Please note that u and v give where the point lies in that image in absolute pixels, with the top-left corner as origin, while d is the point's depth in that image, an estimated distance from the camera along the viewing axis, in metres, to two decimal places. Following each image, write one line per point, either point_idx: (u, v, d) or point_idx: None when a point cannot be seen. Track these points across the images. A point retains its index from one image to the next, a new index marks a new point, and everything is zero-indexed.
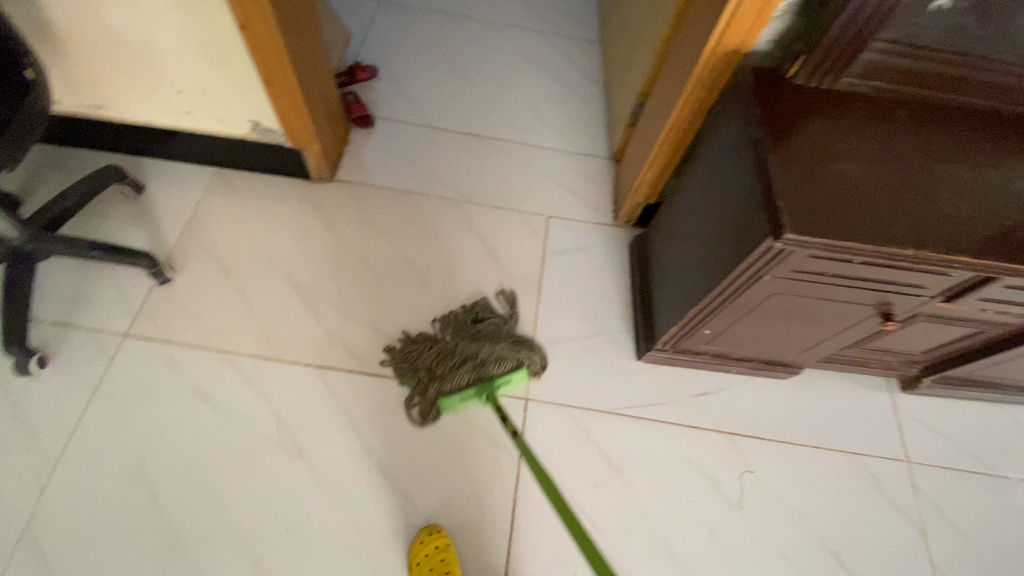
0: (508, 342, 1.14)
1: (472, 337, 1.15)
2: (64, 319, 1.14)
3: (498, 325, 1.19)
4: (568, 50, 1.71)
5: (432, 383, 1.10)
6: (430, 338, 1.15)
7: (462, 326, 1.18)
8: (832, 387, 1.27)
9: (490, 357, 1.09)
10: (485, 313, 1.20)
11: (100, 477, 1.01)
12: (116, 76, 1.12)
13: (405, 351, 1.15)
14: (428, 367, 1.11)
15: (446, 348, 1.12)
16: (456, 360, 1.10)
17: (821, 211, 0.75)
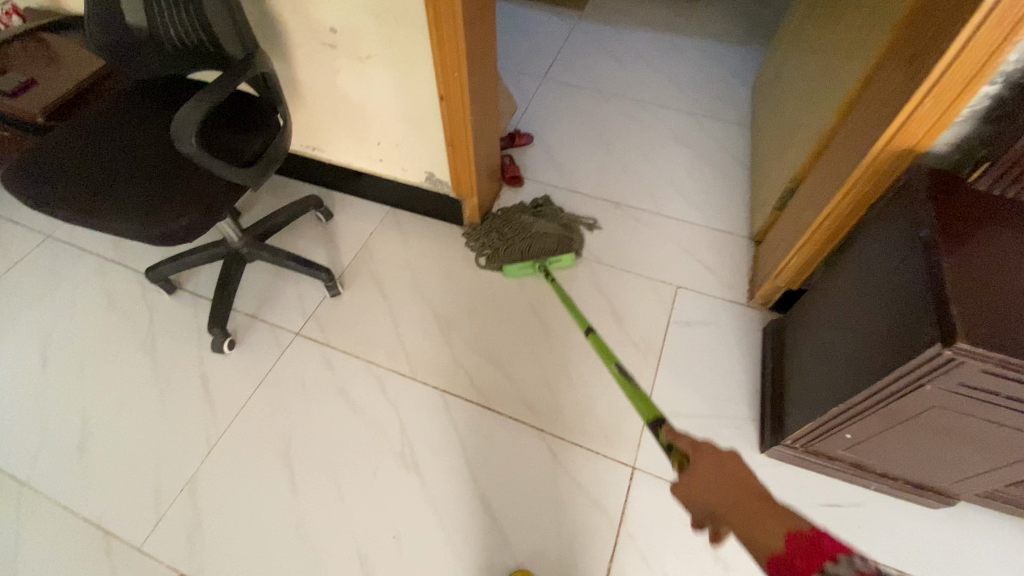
0: (557, 224, 1.48)
1: (531, 215, 1.49)
2: (255, 312, 1.37)
3: (551, 213, 1.51)
4: (715, 133, 1.76)
5: (495, 244, 1.45)
6: (501, 214, 1.50)
7: (525, 207, 1.53)
8: (999, 531, 1.08)
9: (542, 229, 1.45)
10: (542, 204, 1.53)
11: (254, 450, 1.17)
12: (335, 127, 1.39)
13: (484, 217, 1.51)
14: (495, 233, 1.47)
15: (510, 218, 1.48)
16: (514, 230, 1.46)
17: (1003, 325, 0.69)
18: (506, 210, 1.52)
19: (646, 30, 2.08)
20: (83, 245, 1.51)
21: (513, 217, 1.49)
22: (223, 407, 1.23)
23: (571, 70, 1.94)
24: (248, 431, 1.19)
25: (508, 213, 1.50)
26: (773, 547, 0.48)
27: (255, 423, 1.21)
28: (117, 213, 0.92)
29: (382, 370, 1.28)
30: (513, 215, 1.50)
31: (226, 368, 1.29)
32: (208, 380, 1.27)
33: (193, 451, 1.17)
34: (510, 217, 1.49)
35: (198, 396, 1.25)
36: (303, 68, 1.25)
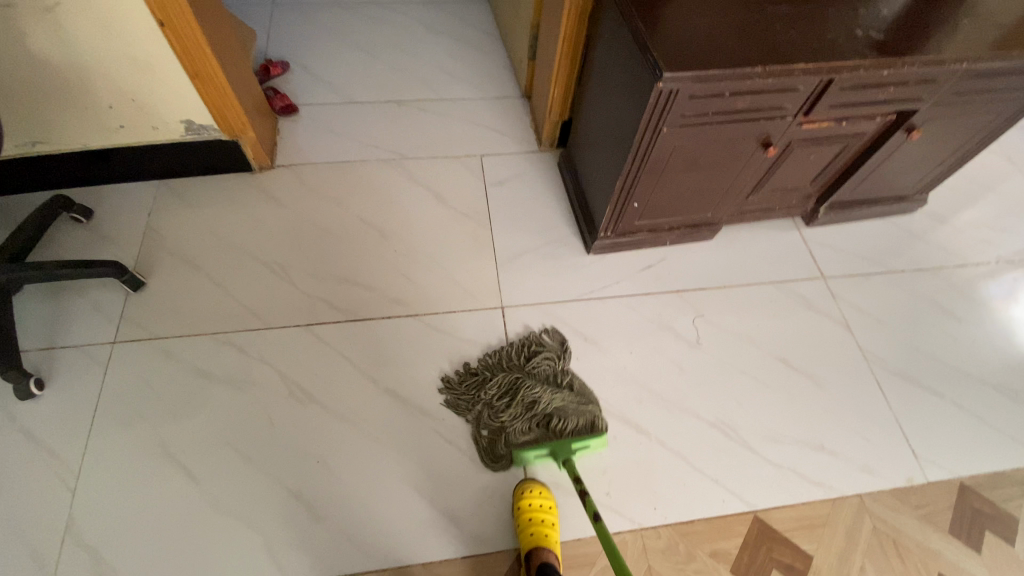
0: (565, 389, 1.16)
1: (528, 379, 1.15)
2: (49, 343, 1.17)
3: (549, 369, 1.18)
4: (459, 13, 1.86)
5: (493, 423, 1.13)
6: (491, 365, 1.18)
7: (517, 359, 1.19)
8: (752, 235, 1.48)
9: (557, 413, 1.12)
10: (537, 347, 1.21)
11: (128, 466, 1.06)
12: (42, 105, 1.17)
13: (458, 378, 1.18)
14: (487, 406, 1.14)
15: (511, 386, 1.15)
16: (521, 411, 1.12)
17: (689, 54, 0.92)
18: (492, 363, 1.19)
19: None
20: None
21: (508, 388, 1.15)
22: (65, 449, 1.07)
23: None
24: (110, 456, 1.07)
25: (499, 390, 1.14)
26: None
27: (114, 445, 1.08)
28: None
29: (234, 334, 1.21)
30: (507, 386, 1.15)
31: (43, 411, 1.10)
32: (28, 432, 1.08)
33: (53, 503, 1.02)
34: (505, 392, 1.14)
35: (24, 453, 1.06)
36: None
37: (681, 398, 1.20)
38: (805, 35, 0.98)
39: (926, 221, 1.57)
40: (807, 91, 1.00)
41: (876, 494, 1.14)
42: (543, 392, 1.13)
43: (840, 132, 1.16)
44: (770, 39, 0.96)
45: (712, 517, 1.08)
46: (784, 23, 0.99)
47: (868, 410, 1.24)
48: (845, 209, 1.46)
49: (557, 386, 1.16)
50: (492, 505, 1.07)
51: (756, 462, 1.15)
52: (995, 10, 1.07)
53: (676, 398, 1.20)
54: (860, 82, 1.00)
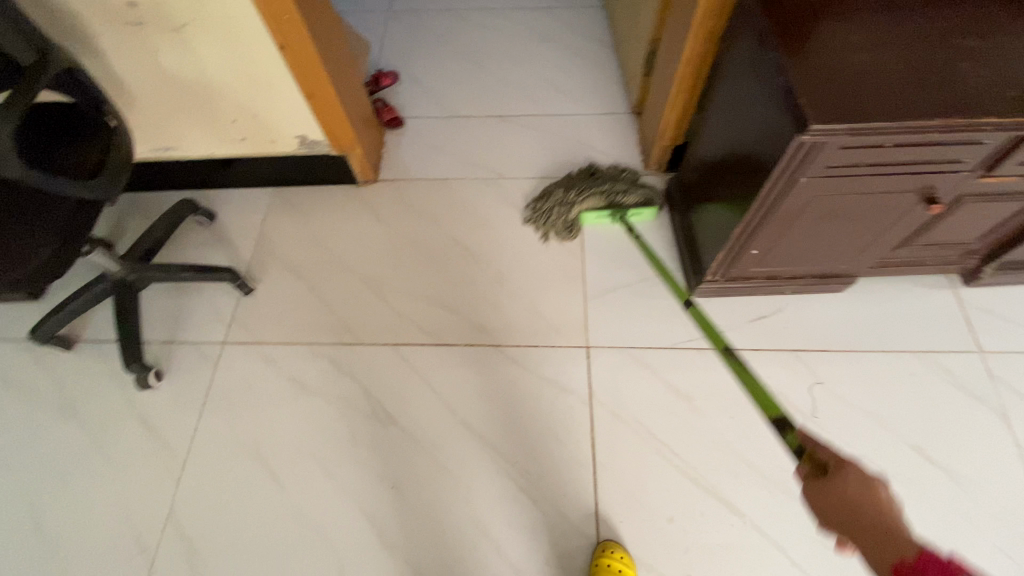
0: (625, 180, 1.38)
1: (592, 176, 1.38)
2: (170, 337, 1.29)
3: (608, 169, 1.41)
4: (572, 21, 1.77)
5: (567, 211, 1.34)
6: (562, 181, 1.38)
7: (583, 173, 1.39)
8: (891, 291, 1.27)
9: (619, 191, 1.34)
10: (593, 164, 1.43)
11: (225, 463, 1.14)
12: (179, 118, 1.27)
13: (534, 208, 1.38)
14: (561, 202, 1.34)
15: (580, 183, 1.36)
16: (589, 189, 1.34)
17: (844, 100, 0.78)
18: (563, 183, 1.39)
19: None
20: None
21: (577, 181, 1.37)
22: (175, 439, 1.17)
23: None
24: (211, 452, 1.15)
25: (566, 183, 1.37)
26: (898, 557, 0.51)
27: (215, 441, 1.16)
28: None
29: (326, 346, 1.26)
30: (574, 182, 1.37)
31: (162, 399, 1.22)
32: (147, 418, 1.20)
33: (162, 488, 1.12)
34: (573, 184, 1.37)
35: (143, 436, 1.18)
36: (115, 58, 1.11)
37: (783, 476, 1.06)
38: (1004, 77, 0.79)
39: None
40: (997, 144, 0.81)
41: None
42: (607, 182, 1.36)
43: None
44: (954, 81, 0.79)
45: None
46: (976, 61, 0.80)
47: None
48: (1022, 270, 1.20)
49: (621, 179, 1.38)
50: (558, 562, 1.02)
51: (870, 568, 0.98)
52: None
53: (777, 476, 1.06)
54: None
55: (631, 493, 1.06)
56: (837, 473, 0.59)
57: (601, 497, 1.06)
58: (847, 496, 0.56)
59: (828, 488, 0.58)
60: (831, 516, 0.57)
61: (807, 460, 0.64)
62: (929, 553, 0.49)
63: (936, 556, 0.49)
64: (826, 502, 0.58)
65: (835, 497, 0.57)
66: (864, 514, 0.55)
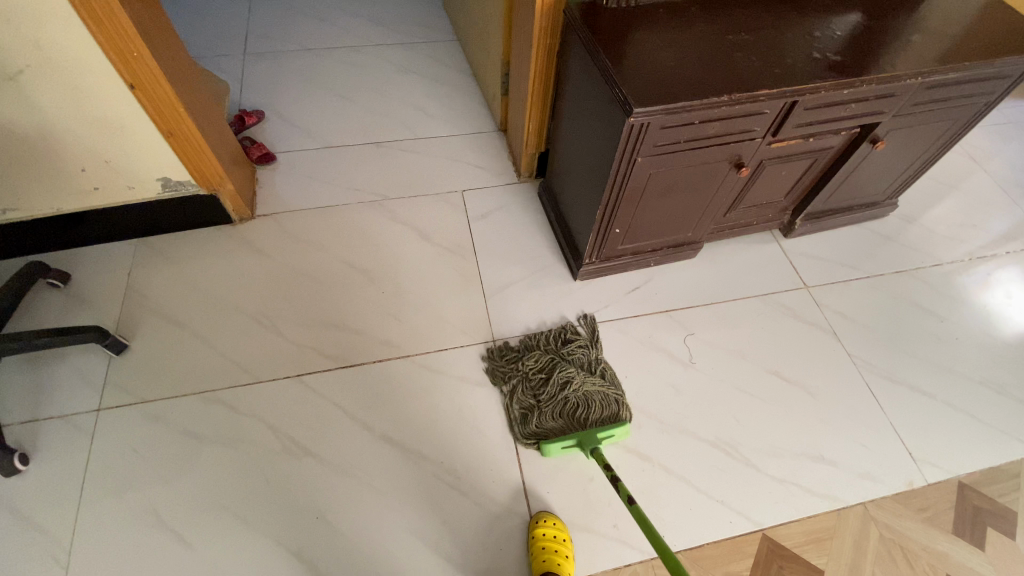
0: (597, 377, 1.21)
1: (563, 363, 1.21)
2: (33, 416, 1.13)
3: (588, 359, 1.24)
4: (430, 52, 1.89)
5: (521, 397, 1.18)
6: (531, 348, 1.24)
7: (554, 345, 1.25)
8: (733, 250, 1.51)
9: (582, 396, 1.17)
10: (574, 335, 1.28)
11: (120, 539, 1.02)
12: (12, 173, 1.15)
13: (495, 363, 1.23)
14: (520, 386, 1.19)
15: (546, 369, 1.21)
16: (553, 392, 1.17)
17: (657, 88, 0.95)
18: (533, 345, 1.25)
19: None
20: None
21: (547, 371, 1.21)
22: (52, 526, 1.03)
23: (269, 39, 1.86)
24: (100, 530, 1.03)
25: (538, 366, 1.21)
26: None
27: (104, 517, 1.04)
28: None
29: (223, 391, 1.19)
30: (545, 371, 1.21)
31: (29, 487, 1.06)
32: (10, 512, 1.04)
33: None
34: (543, 376, 1.20)
35: (8, 535, 1.02)
36: None
37: (679, 420, 1.20)
38: (766, 61, 1.02)
39: (897, 223, 1.62)
40: (772, 113, 1.04)
41: (879, 501, 1.15)
42: (574, 369, 1.20)
43: (808, 147, 1.20)
44: (731, 66, 1.00)
45: (722, 539, 1.08)
46: (744, 51, 1.03)
47: (861, 416, 1.25)
48: (821, 218, 1.50)
49: (595, 374, 1.21)
50: (498, 547, 1.05)
51: (759, 479, 1.15)
52: (940, 24, 1.12)
53: (673, 420, 1.20)
54: (822, 102, 1.04)
55: (554, 465, 1.13)
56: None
57: (527, 475, 1.12)
58: None
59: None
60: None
61: None
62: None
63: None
64: None
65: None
66: None
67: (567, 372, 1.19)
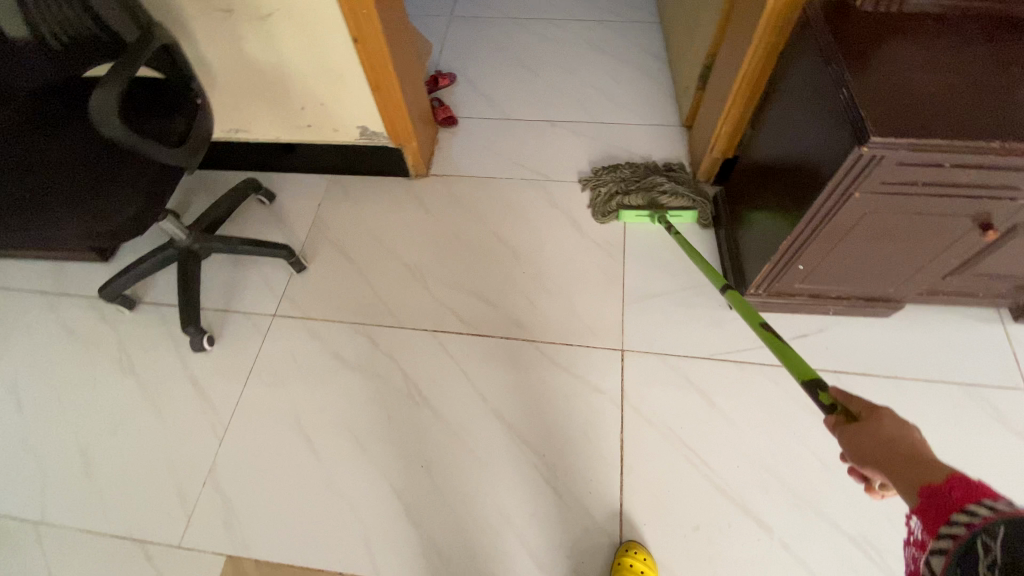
0: (687, 188, 1.39)
1: (658, 175, 1.43)
2: (225, 306, 1.36)
3: (683, 175, 1.43)
4: (628, 35, 1.81)
5: (614, 191, 1.42)
6: (633, 165, 1.46)
7: (656, 166, 1.46)
8: (938, 321, 1.24)
9: (668, 191, 1.38)
10: (675, 164, 1.47)
11: (266, 429, 1.19)
12: (253, 101, 1.35)
13: (599, 170, 1.49)
14: (616, 185, 1.43)
15: (642, 176, 1.43)
16: (644, 189, 1.40)
17: (906, 117, 0.78)
18: (635, 167, 1.46)
19: None
20: (22, 285, 1.43)
21: (641, 176, 1.44)
22: (222, 400, 1.23)
23: (477, 4, 1.93)
24: (253, 416, 1.21)
25: (635, 172, 1.45)
26: (928, 480, 0.49)
27: (259, 406, 1.22)
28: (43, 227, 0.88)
29: (369, 328, 1.30)
30: (641, 176, 1.44)
31: (214, 363, 1.28)
32: (197, 378, 1.27)
33: (205, 446, 1.18)
34: (638, 178, 1.43)
35: (193, 396, 1.24)
36: (204, 42, 1.19)
37: (813, 495, 1.05)
38: None
39: None
40: None
41: None
42: (667, 180, 1.41)
43: None
44: (1019, 104, 0.79)
45: None
46: None
47: None
48: None
49: (686, 186, 1.40)
50: (580, 558, 1.03)
51: None
52: None
53: (807, 493, 1.05)
54: None
55: (656, 496, 1.06)
56: (868, 417, 0.60)
57: (625, 497, 1.07)
58: (881, 433, 0.57)
59: (862, 431, 0.58)
60: (866, 453, 0.57)
61: (839, 414, 0.64)
62: (958, 478, 0.48)
63: (965, 482, 0.48)
64: (862, 443, 0.58)
65: (869, 436, 0.57)
66: (897, 447, 0.54)
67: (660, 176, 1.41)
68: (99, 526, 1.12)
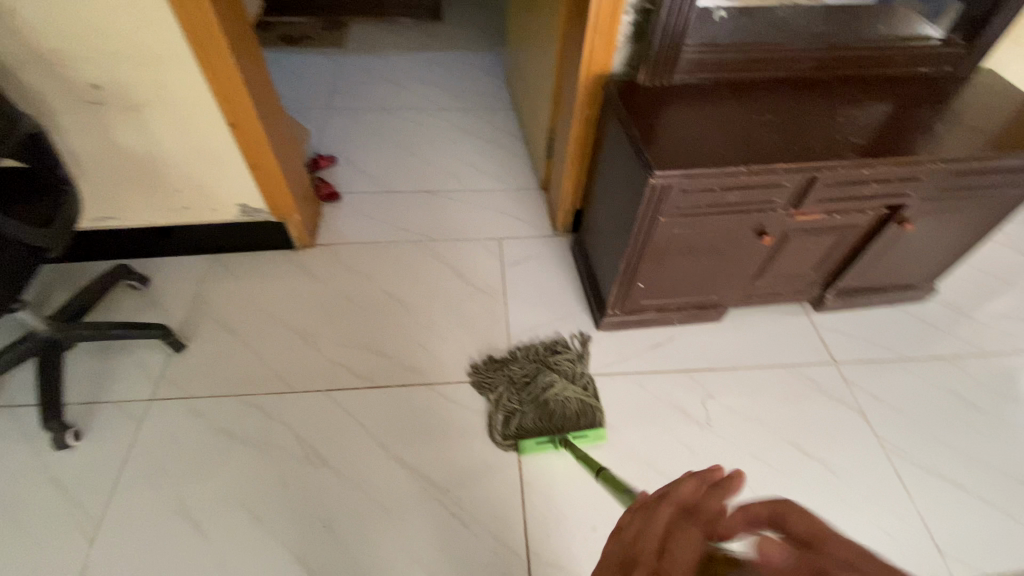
0: (580, 386, 1.29)
1: (549, 369, 1.31)
2: (92, 398, 1.27)
3: (574, 370, 1.32)
4: (488, 116, 2.10)
5: (507, 408, 1.25)
6: (517, 355, 1.35)
7: (543, 355, 1.35)
8: (759, 318, 1.52)
9: (560, 392, 1.25)
10: (563, 347, 1.37)
11: (145, 519, 1.11)
12: (125, 189, 1.37)
13: (485, 371, 1.33)
14: (504, 394, 1.28)
15: (531, 379, 1.29)
16: (534, 391, 1.26)
17: (678, 155, 1.05)
18: (521, 361, 1.34)
19: (406, 54, 2.37)
20: None
21: (531, 376, 1.30)
22: (91, 498, 1.13)
23: (351, 97, 2.14)
24: (130, 509, 1.12)
25: (524, 372, 1.31)
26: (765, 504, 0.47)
27: (136, 496, 1.13)
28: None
29: (259, 396, 1.29)
30: (530, 374, 1.31)
31: (80, 460, 1.18)
32: (62, 479, 1.15)
33: (72, 550, 1.06)
34: (529, 379, 1.29)
35: (54, 499, 1.13)
36: (71, 135, 1.22)
37: None
38: (787, 139, 1.09)
39: (940, 309, 1.58)
40: (793, 186, 1.10)
41: None
42: (557, 375, 1.29)
43: (835, 222, 1.24)
44: (753, 142, 1.08)
45: None
46: (767, 129, 1.11)
47: (887, 501, 1.19)
48: (854, 295, 1.49)
49: (577, 380, 1.30)
50: None
51: None
52: (970, 117, 1.17)
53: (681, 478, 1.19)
54: (841, 179, 1.09)
55: (555, 506, 1.14)
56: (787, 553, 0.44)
57: (527, 513, 1.13)
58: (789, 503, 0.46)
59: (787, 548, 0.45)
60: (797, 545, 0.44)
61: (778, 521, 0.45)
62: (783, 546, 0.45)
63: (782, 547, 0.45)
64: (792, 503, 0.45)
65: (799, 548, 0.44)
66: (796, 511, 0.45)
67: (556, 380, 1.28)
68: None
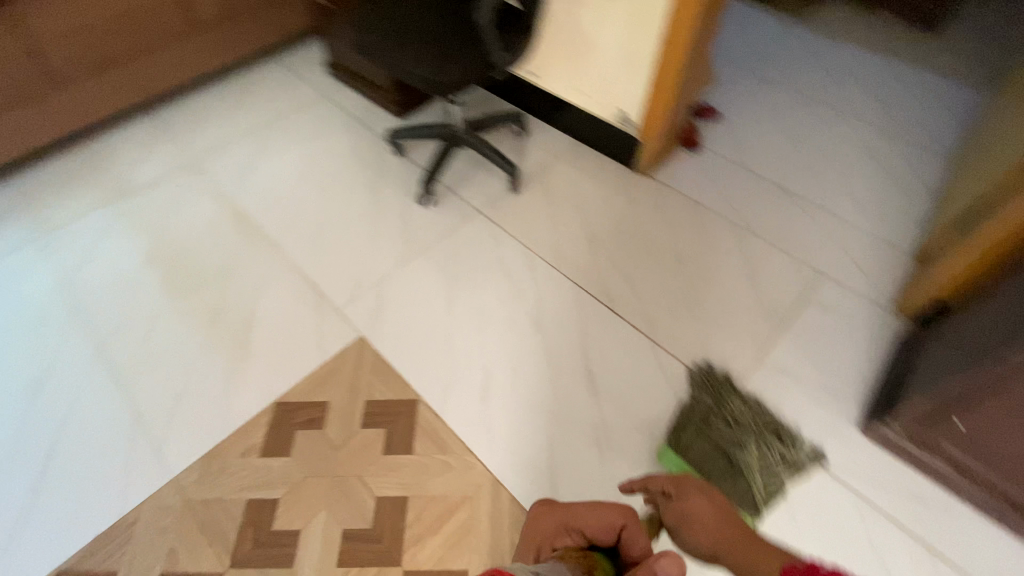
0: (766, 490, 1.00)
1: (759, 447, 1.02)
2: (448, 186, 1.66)
3: (778, 473, 1.02)
4: (907, 154, 1.74)
5: (690, 425, 1.09)
6: (747, 407, 1.07)
7: (768, 429, 1.05)
8: None
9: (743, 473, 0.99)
10: (794, 446, 1.06)
11: (424, 279, 1.45)
12: (553, 55, 1.61)
13: (710, 377, 1.14)
14: (701, 413, 1.09)
15: (736, 435, 1.02)
16: (726, 444, 1.02)
17: None
18: (745, 411, 1.06)
19: (858, 54, 2.10)
20: (338, 105, 1.91)
21: (739, 433, 1.03)
22: (410, 244, 1.52)
23: (773, 70, 2.02)
24: (421, 267, 1.47)
25: (738, 421, 1.05)
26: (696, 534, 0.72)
27: (429, 262, 1.48)
28: (400, 58, 1.21)
29: (535, 256, 1.48)
30: (740, 429, 1.04)
31: (418, 218, 1.58)
32: (405, 222, 1.58)
33: (383, 265, 1.48)
34: (734, 431, 1.04)
35: (394, 231, 1.56)
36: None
37: None
38: None
39: None
40: None
41: None
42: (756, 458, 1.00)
43: None
44: None
45: None
46: None
47: None
48: None
49: (770, 476, 1.01)
50: None
51: None
52: None
53: None
54: None
55: None
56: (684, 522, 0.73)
57: None
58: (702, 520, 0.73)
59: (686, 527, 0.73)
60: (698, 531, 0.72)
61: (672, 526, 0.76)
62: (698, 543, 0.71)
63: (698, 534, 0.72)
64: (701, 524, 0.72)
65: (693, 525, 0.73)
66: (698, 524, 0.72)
67: (750, 454, 1.00)
68: (293, 272, 1.47)
